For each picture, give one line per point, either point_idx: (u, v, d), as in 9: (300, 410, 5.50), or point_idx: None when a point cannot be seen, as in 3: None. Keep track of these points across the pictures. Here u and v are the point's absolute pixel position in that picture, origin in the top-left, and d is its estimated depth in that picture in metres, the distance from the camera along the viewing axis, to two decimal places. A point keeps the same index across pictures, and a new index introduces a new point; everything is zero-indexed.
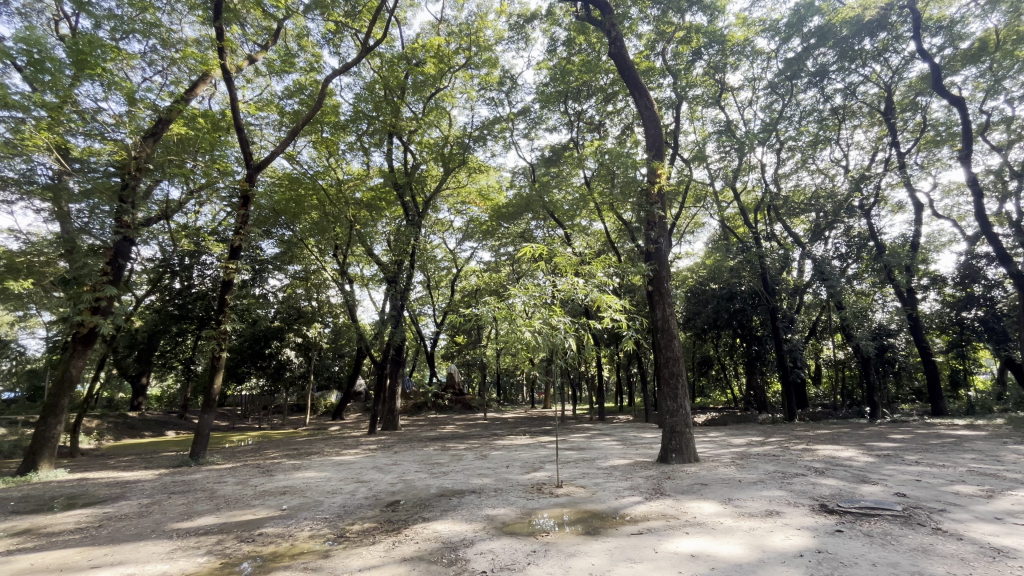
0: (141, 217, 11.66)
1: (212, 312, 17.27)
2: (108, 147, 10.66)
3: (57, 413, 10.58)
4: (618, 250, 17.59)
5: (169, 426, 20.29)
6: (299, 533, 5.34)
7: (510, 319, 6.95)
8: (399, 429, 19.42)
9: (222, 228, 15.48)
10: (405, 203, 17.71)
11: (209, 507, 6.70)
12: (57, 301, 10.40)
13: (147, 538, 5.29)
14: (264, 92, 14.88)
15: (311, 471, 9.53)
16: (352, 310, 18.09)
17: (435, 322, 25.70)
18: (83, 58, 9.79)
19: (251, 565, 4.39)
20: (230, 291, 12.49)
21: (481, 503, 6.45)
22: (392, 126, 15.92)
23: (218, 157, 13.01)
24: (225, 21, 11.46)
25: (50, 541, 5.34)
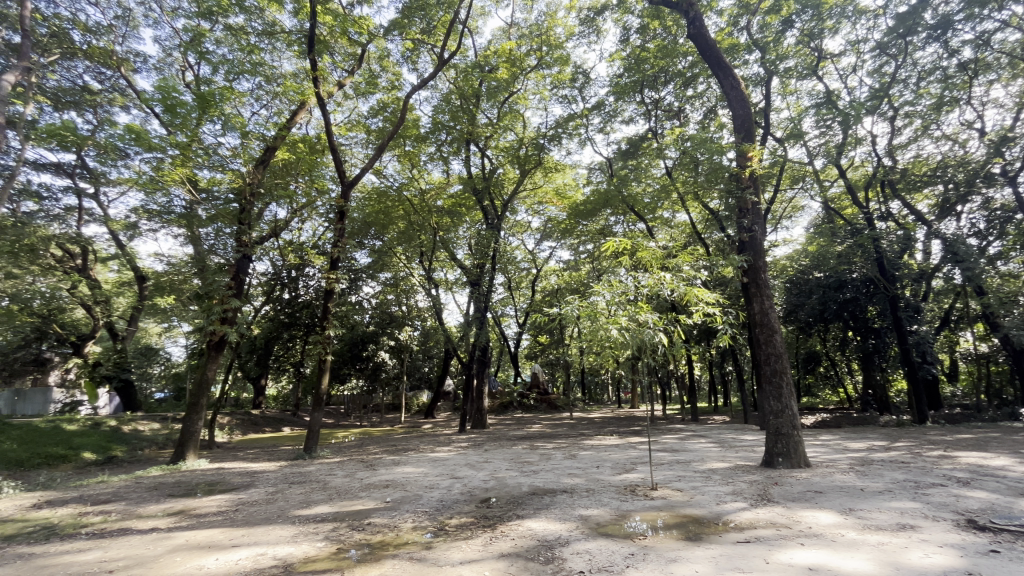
0: (256, 236, 13.10)
1: (316, 319, 19.01)
2: (228, 176, 12.23)
3: (197, 411, 12.16)
4: (706, 241, 16.61)
5: (285, 423, 22.57)
6: (403, 524, 5.65)
7: (594, 317, 6.83)
8: (488, 428, 19.84)
9: (322, 242, 16.92)
10: (484, 208, 18.08)
11: (323, 497, 7.34)
12: (194, 313, 11.93)
13: (274, 523, 5.89)
14: (353, 113, 16.04)
15: (409, 467, 10.08)
16: (439, 313, 18.84)
17: (517, 322, 26.04)
18: (207, 101, 11.30)
19: (363, 552, 4.72)
20: (331, 300, 13.60)
21: (574, 503, 6.41)
22: (469, 133, 16.52)
23: (316, 176, 14.17)
24: (318, 52, 12.50)
25: (199, 521, 6.15)
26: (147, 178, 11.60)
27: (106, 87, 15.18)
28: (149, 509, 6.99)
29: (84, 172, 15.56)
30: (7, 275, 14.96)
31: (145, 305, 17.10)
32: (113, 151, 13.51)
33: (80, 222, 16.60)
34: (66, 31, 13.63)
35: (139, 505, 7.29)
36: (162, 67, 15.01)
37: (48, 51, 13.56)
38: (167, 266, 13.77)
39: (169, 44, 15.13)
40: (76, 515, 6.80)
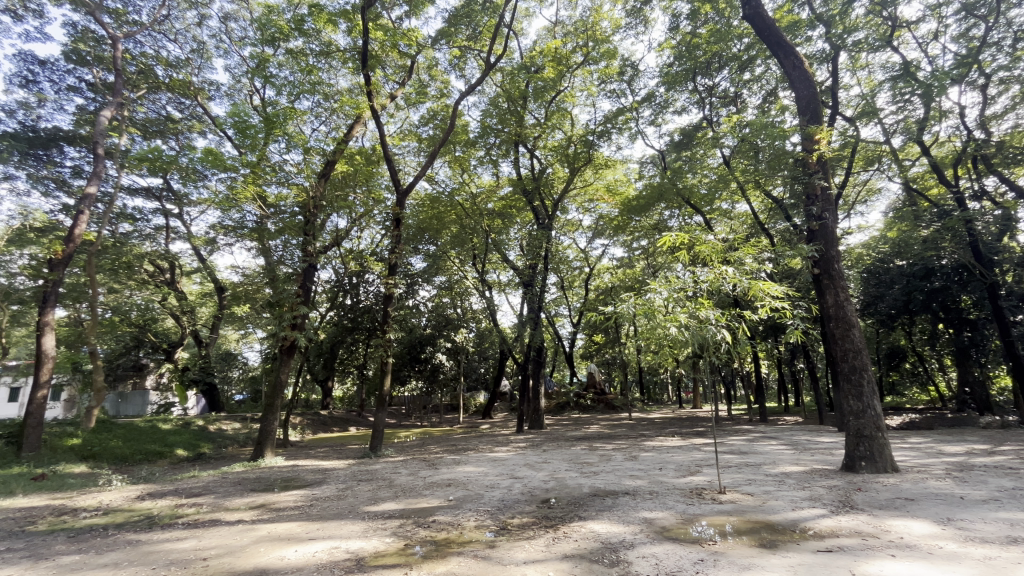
0: (320, 245, 13.85)
1: (377, 323, 19.81)
2: (294, 191, 13.01)
3: (273, 411, 12.99)
4: (770, 231, 15.70)
5: (351, 423, 23.71)
6: (466, 523, 5.75)
7: (653, 315, 6.63)
8: (545, 428, 19.80)
9: (380, 249, 17.63)
10: (535, 208, 18.03)
11: (390, 494, 7.62)
12: (267, 320, 12.77)
13: (346, 518, 6.18)
14: (405, 123, 16.55)
15: (470, 466, 10.25)
16: (493, 315, 19.04)
17: (571, 321, 25.83)
18: (273, 122, 12.10)
19: (430, 549, 4.85)
20: (391, 304, 14.09)
21: (637, 505, 6.25)
22: (517, 134, 16.57)
23: (372, 187, 14.73)
24: (371, 67, 13.03)
25: (278, 514, 6.57)
26: (224, 196, 12.58)
27: (185, 115, 16.58)
28: (235, 502, 7.56)
29: (169, 194, 17.11)
30: (110, 290, 16.69)
31: (224, 314, 18.52)
32: (193, 173, 14.74)
33: (168, 240, 18.25)
34: (151, 67, 15.04)
35: (225, 499, 7.90)
36: (233, 93, 16.22)
37: (137, 86, 15.03)
38: (242, 277, 14.84)
39: (238, 71, 16.34)
40: (173, 507, 7.47)
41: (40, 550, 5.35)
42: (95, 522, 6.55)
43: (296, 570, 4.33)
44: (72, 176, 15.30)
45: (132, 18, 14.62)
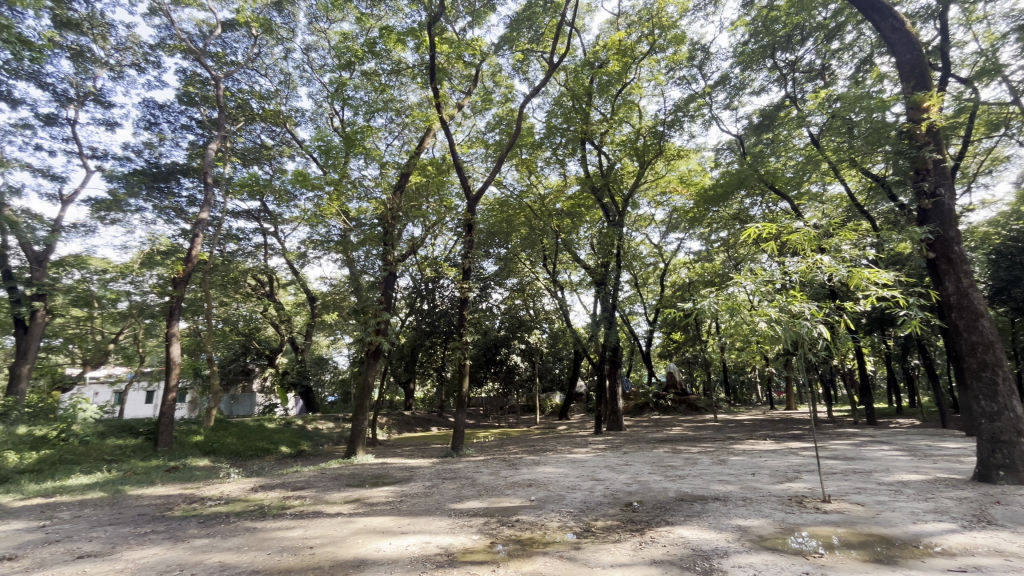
0: (398, 254, 14.56)
1: (453, 326, 20.43)
2: (373, 205, 13.80)
3: (362, 411, 13.82)
4: (871, 214, 14.18)
5: (432, 423, 24.71)
6: (550, 523, 5.76)
7: (738, 310, 6.20)
8: (624, 430, 19.34)
9: (453, 254, 18.21)
10: (605, 205, 17.61)
11: (473, 492, 7.84)
12: (354, 326, 13.66)
13: (434, 514, 6.44)
14: (472, 131, 16.94)
15: (550, 467, 10.27)
16: (567, 315, 18.91)
17: (647, 319, 25.01)
18: (352, 141, 12.95)
19: (515, 547, 4.92)
20: (466, 308, 14.45)
21: (729, 511, 5.92)
22: (583, 132, 16.35)
23: (444, 195, 15.26)
24: (439, 80, 13.53)
25: (372, 509, 6.99)
26: (313, 214, 13.67)
27: (277, 142, 18.19)
28: (334, 496, 8.15)
29: (266, 215, 18.86)
30: (221, 303, 18.71)
31: (316, 322, 20.05)
32: (286, 194, 16.14)
33: (267, 257, 20.10)
34: (247, 101, 16.70)
35: (325, 493, 8.54)
36: (316, 117, 17.55)
37: (236, 119, 16.77)
38: (331, 287, 16.01)
39: (319, 97, 17.68)
40: (282, 498, 8.22)
41: (177, 533, 6.12)
42: (219, 510, 7.37)
43: (393, 562, 4.58)
44: (187, 205, 17.34)
45: (230, 59, 16.32)
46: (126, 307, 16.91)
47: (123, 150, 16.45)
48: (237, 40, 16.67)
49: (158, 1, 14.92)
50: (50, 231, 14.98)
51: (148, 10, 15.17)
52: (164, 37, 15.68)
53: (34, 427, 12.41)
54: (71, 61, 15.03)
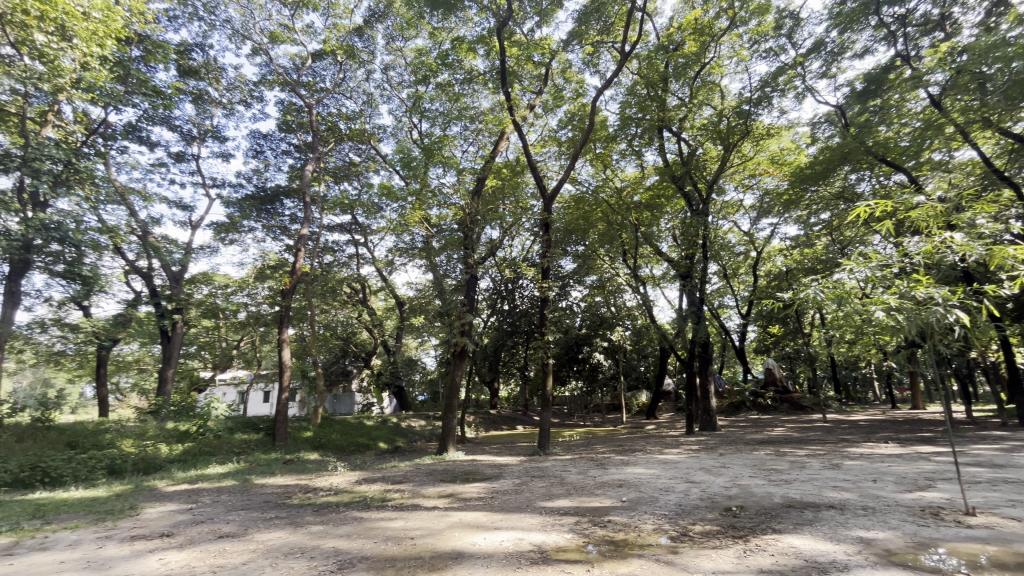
0: (477, 256, 14.93)
1: (534, 326, 20.53)
2: (452, 211, 14.31)
3: (451, 410, 14.34)
4: (1013, 180, 12.10)
5: (518, 422, 25.08)
6: (644, 526, 5.59)
7: (847, 299, 5.49)
8: (719, 430, 18.25)
9: (531, 254, 18.39)
10: (687, 194, 16.70)
11: (563, 491, 7.82)
12: (440, 328, 14.23)
13: (525, 511, 6.52)
14: (545, 130, 16.93)
15: (640, 468, 9.96)
16: (650, 311, 18.22)
17: (739, 312, 23.38)
18: (432, 151, 13.53)
19: (608, 549, 4.84)
20: (546, 307, 14.45)
21: (848, 521, 5.36)
22: (661, 119, 15.61)
23: (519, 196, 15.46)
24: (510, 84, 13.71)
25: (465, 504, 7.24)
26: (398, 223, 14.50)
27: (363, 158, 19.50)
28: (429, 491, 8.56)
29: (357, 227, 20.29)
30: (321, 310, 20.39)
31: (405, 325, 21.18)
32: (373, 207, 17.25)
33: (359, 266, 21.60)
34: (336, 123, 18.10)
35: (421, 487, 9.00)
36: (397, 131, 18.56)
37: (327, 140, 18.21)
38: (417, 292, 16.85)
39: (399, 112, 18.70)
40: (383, 491, 8.79)
41: (296, 519, 6.77)
42: (330, 500, 8.05)
43: (488, 556, 4.71)
44: (290, 222, 19.14)
45: (320, 86, 17.79)
46: (245, 317, 19.05)
47: (236, 177, 18.59)
48: (325, 68, 18.10)
49: (259, 42, 16.64)
50: (183, 253, 17.30)
51: (252, 51, 16.97)
52: (265, 73, 17.48)
53: (179, 423, 14.59)
54: (193, 104, 17.27)
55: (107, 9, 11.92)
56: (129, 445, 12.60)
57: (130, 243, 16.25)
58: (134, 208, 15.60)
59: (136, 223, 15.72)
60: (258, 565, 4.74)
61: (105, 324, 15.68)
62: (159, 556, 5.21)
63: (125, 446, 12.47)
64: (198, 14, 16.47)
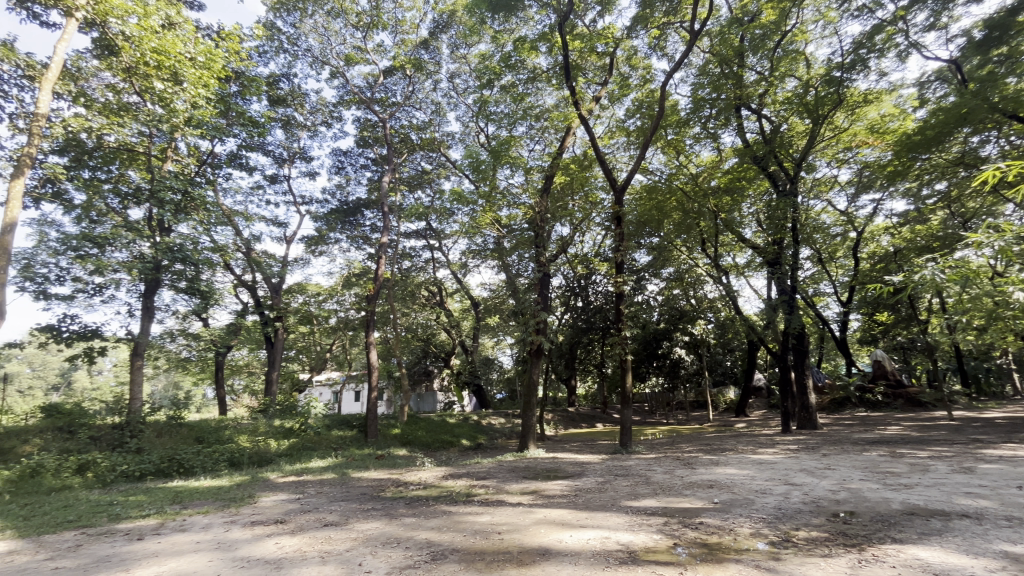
0: (549, 254, 14.93)
1: (610, 322, 20.12)
2: (522, 210, 14.45)
3: (530, 408, 14.42)
4: None
5: (598, 420, 24.79)
6: (741, 529, 5.27)
7: (974, 279, 4.78)
8: (820, 429, 16.76)
9: (603, 249, 18.13)
10: (772, 174, 15.52)
11: (649, 490, 7.59)
12: (515, 327, 14.40)
13: (611, 510, 6.41)
14: (612, 121, 16.55)
15: (732, 468, 9.40)
16: (735, 303, 17.14)
17: (839, 299, 21.29)
18: (500, 153, 13.76)
19: (702, 552, 4.62)
20: (622, 302, 14.10)
21: (988, 533, 4.69)
22: (738, 97, 14.58)
23: (589, 191, 15.23)
24: (575, 77, 13.53)
25: (549, 501, 7.27)
26: (470, 226, 14.92)
27: (434, 166, 20.23)
28: (513, 487, 8.69)
29: (431, 233, 21.09)
30: (403, 314, 21.48)
31: (481, 325, 21.72)
32: (446, 212, 17.84)
33: (436, 269, 22.44)
34: (408, 134, 18.97)
35: (505, 483, 9.17)
36: (465, 137, 19.06)
37: (401, 152, 19.17)
38: (492, 292, 17.23)
39: (466, 118, 19.19)
40: (469, 486, 9.07)
41: (391, 511, 7.19)
42: (421, 494, 8.46)
43: (576, 554, 4.68)
44: (371, 232, 20.33)
45: (392, 101, 18.71)
46: (335, 322, 20.55)
47: (323, 194, 20.11)
48: (396, 83, 19.01)
49: (336, 65, 17.86)
50: (281, 266, 19.02)
51: (330, 75, 18.24)
52: (343, 95, 18.73)
53: (285, 420, 16.09)
54: (284, 130, 18.93)
55: (209, 52, 13.42)
56: (245, 440, 14.09)
57: (237, 260, 18.14)
58: (239, 228, 17.41)
59: (241, 242, 17.52)
60: (360, 552, 5.10)
61: (220, 333, 17.64)
62: (275, 540, 5.77)
63: (242, 441, 13.97)
64: (283, 47, 18.00)
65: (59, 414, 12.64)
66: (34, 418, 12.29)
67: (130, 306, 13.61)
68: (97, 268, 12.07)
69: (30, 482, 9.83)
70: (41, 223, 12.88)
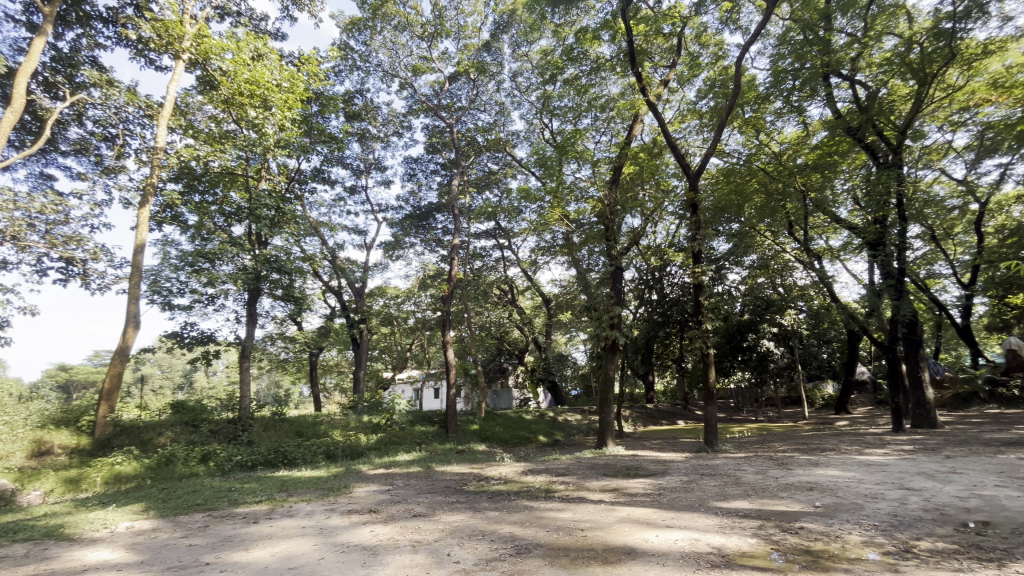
0: (620, 247, 14.56)
1: (688, 315, 19.27)
2: (591, 204, 14.22)
3: (607, 404, 14.16)
4: None
5: (679, 417, 23.92)
6: (849, 536, 4.83)
7: None
8: (941, 428, 14.86)
9: (678, 238, 17.38)
10: (869, 146, 13.99)
11: (740, 491, 7.17)
12: (589, 322, 14.21)
13: (698, 511, 6.14)
14: (683, 104, 15.79)
15: (834, 469, 8.62)
16: (831, 290, 15.68)
17: (959, 281, 18.75)
18: (566, 147, 13.67)
19: (804, 559, 4.28)
20: (701, 293, 13.40)
21: None
22: (825, 64, 13.30)
23: (660, 179, 14.67)
24: (640, 63, 13.05)
25: (632, 499, 7.11)
26: (538, 223, 14.97)
27: (501, 166, 20.48)
28: (593, 484, 8.60)
29: (501, 232, 21.40)
30: (477, 312, 22.02)
31: (553, 321, 21.71)
32: (514, 210, 18.02)
33: (506, 268, 22.73)
34: (475, 137, 19.36)
35: (585, 480, 9.10)
36: (530, 134, 19.11)
37: (469, 154, 19.62)
38: (563, 289, 17.18)
39: (530, 116, 19.22)
40: (549, 482, 9.12)
41: (475, 505, 7.40)
42: (502, 489, 8.63)
43: (663, 554, 4.54)
44: (443, 234, 21.01)
45: (457, 106, 19.19)
46: (414, 322, 21.53)
47: (397, 201, 21.13)
48: (460, 88, 19.49)
49: (405, 77, 18.66)
50: (362, 271, 20.24)
51: (400, 87, 19.08)
52: (412, 104, 19.51)
53: (373, 416, 17.10)
54: (360, 143, 20.11)
55: (293, 77, 14.56)
56: (338, 434, 15.20)
57: (325, 267, 19.56)
58: (325, 237, 18.79)
59: (327, 250, 18.89)
60: (447, 543, 5.30)
61: (313, 335, 19.12)
62: (371, 528, 6.17)
63: (336, 435, 15.07)
64: (356, 64, 19.09)
65: (185, 410, 14.35)
66: (165, 414, 14.05)
67: (238, 313, 15.15)
68: (209, 280, 13.56)
69: (165, 470, 11.29)
70: (164, 242, 14.69)
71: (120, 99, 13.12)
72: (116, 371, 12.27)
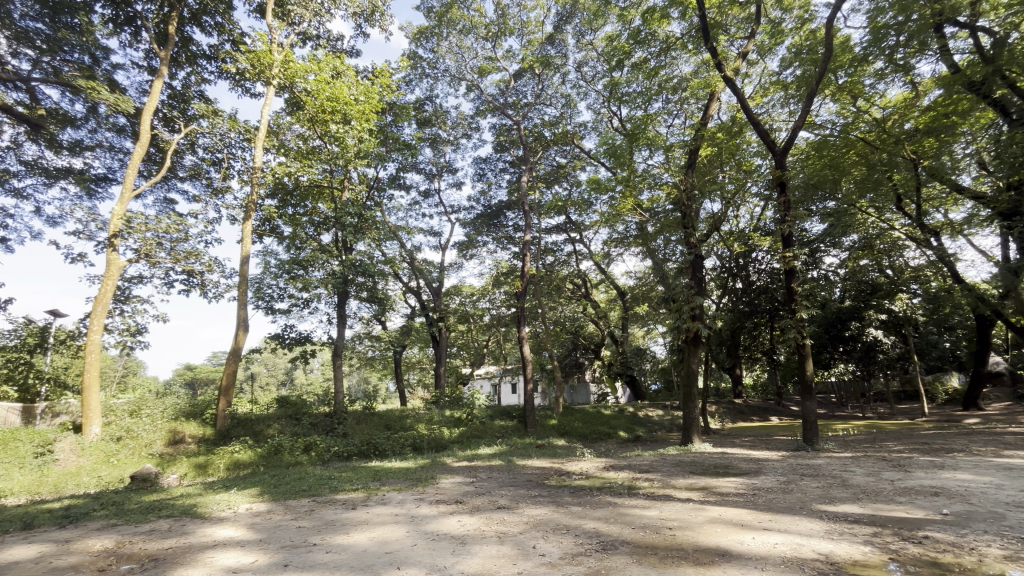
0: (699, 234, 13.81)
1: (779, 303, 17.86)
2: (665, 190, 13.62)
3: (691, 400, 13.52)
4: None
5: (772, 413, 22.34)
6: (987, 549, 4.23)
7: None
8: None
9: (764, 221, 16.20)
10: (997, 101, 12.06)
11: (848, 494, 6.53)
12: (668, 314, 13.66)
13: (800, 514, 5.69)
14: (764, 77, 14.65)
15: (965, 473, 7.59)
16: (951, 269, 13.81)
17: None
18: (637, 134, 13.22)
19: (929, 571, 3.82)
20: (794, 279, 12.35)
21: None
22: (937, 13, 11.61)
23: (741, 159, 13.73)
24: (714, 38, 12.24)
25: (724, 499, 6.74)
26: (610, 214, 14.70)
27: (569, 159, 20.25)
28: (681, 482, 8.26)
29: (572, 225, 21.19)
30: (551, 307, 22.05)
31: (629, 314, 21.14)
32: (584, 203, 17.76)
33: (579, 261, 22.49)
34: (542, 131, 19.31)
35: (671, 478, 8.78)
36: (598, 124, 18.72)
37: (536, 150, 19.59)
38: (638, 280, 16.68)
39: (598, 105, 18.82)
40: (633, 479, 8.91)
41: (558, 499, 7.41)
42: (584, 484, 8.57)
43: (761, 558, 4.26)
44: (514, 231, 21.22)
45: (524, 102, 19.24)
46: (489, 319, 22.01)
47: (469, 201, 21.67)
48: (526, 84, 19.50)
49: (472, 79, 19.02)
50: (439, 271, 21.00)
51: (467, 89, 19.49)
52: (479, 105, 19.85)
53: (454, 411, 17.78)
54: (432, 148, 20.83)
55: (368, 90, 15.38)
56: (424, 428, 15.97)
57: (405, 269, 20.52)
58: (404, 241, 19.74)
59: (406, 253, 19.81)
60: (532, 535, 5.37)
61: (396, 334, 20.18)
62: (457, 518, 6.40)
63: (421, 429, 15.83)
64: (426, 72, 19.78)
65: (288, 404, 15.82)
66: (273, 408, 15.57)
67: (329, 315, 16.39)
68: (303, 286, 14.76)
69: (275, 459, 12.50)
70: (265, 253, 16.20)
71: (223, 127, 14.64)
72: (231, 370, 13.73)
